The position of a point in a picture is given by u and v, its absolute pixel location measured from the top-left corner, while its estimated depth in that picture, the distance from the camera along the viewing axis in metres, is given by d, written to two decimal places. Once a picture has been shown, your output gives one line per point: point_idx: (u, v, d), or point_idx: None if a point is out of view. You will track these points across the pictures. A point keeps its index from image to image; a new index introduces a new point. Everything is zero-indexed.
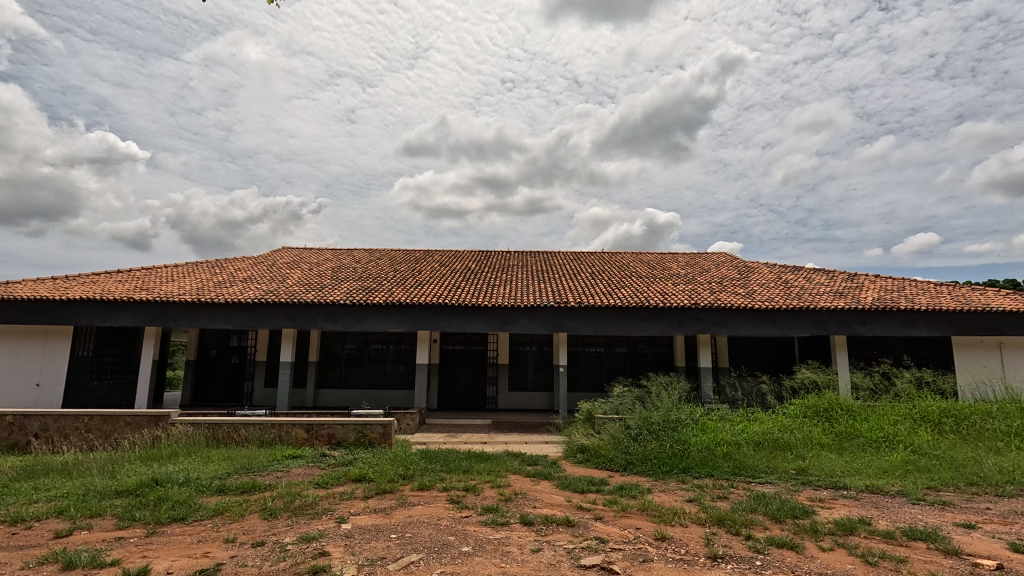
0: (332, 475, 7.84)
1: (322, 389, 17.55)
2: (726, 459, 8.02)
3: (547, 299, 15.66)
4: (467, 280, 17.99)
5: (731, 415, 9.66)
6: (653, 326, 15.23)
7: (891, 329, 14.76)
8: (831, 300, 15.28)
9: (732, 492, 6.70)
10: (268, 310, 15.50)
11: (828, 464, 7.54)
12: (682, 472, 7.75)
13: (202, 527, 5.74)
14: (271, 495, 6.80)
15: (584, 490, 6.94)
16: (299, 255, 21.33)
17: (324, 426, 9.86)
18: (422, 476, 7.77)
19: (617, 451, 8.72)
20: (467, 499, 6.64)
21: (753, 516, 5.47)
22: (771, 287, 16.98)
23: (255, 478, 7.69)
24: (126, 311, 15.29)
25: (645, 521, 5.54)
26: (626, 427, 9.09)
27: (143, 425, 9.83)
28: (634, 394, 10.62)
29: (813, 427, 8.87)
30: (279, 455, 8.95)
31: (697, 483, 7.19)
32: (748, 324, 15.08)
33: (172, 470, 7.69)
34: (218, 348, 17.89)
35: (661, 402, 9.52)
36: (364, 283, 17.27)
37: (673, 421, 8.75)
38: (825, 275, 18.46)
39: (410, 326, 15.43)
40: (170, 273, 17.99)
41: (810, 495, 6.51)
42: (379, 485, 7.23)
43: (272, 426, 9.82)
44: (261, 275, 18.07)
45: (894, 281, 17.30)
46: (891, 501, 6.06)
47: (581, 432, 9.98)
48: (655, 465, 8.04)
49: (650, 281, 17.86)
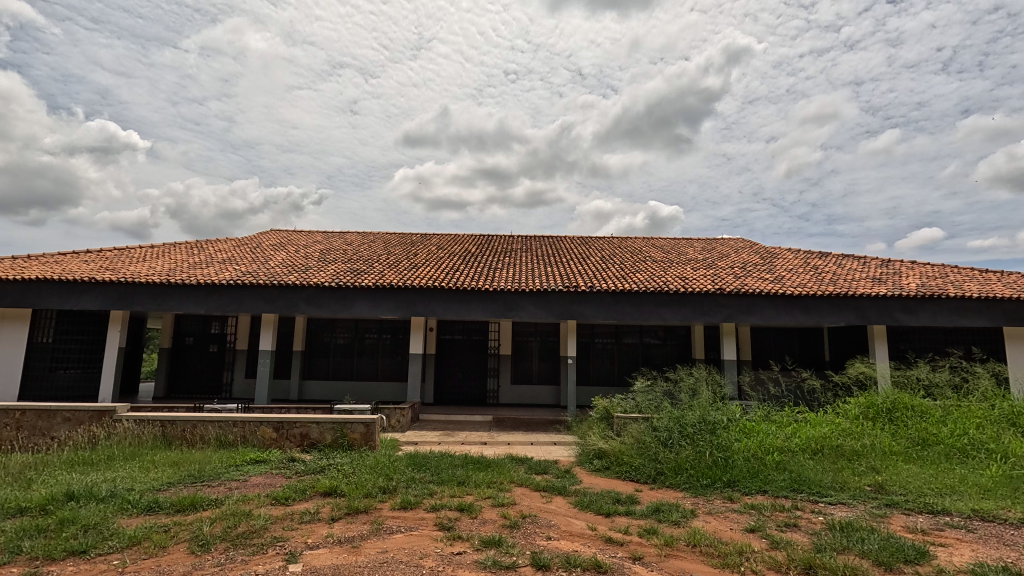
0: (295, 487, 6.35)
1: (307, 381, 16.08)
2: (780, 470, 6.54)
3: (555, 283, 14.13)
4: (467, 263, 16.48)
5: (776, 415, 8.14)
6: (673, 315, 13.71)
7: (939, 318, 13.20)
8: (870, 286, 13.70)
9: (801, 517, 5.25)
10: (245, 294, 14.00)
11: (910, 479, 6.06)
12: (729, 488, 6.27)
13: (103, 567, 4.29)
14: (210, 517, 5.32)
15: (610, 512, 5.44)
16: (286, 237, 19.75)
17: (297, 425, 8.39)
18: (407, 489, 6.30)
19: (644, 459, 7.25)
20: (461, 525, 5.16)
21: (853, 563, 3.98)
22: (801, 272, 15.42)
23: (198, 491, 6.22)
24: (89, 293, 13.81)
25: (704, 567, 4.05)
26: (653, 430, 7.70)
27: (84, 422, 8.38)
28: (660, 389, 9.14)
29: (880, 432, 7.36)
30: (237, 460, 7.48)
31: (752, 503, 5.74)
32: (778, 313, 13.54)
33: (96, 480, 6.19)
34: (195, 335, 16.43)
35: (693, 401, 8.06)
36: (352, 265, 15.76)
37: (711, 423, 7.33)
38: (857, 260, 16.88)
39: (402, 312, 13.93)
40: (143, 253, 16.49)
41: (904, 523, 5.07)
42: (350, 502, 5.75)
43: (235, 424, 8.39)
44: (241, 256, 16.57)
45: (936, 267, 15.75)
46: (1021, 537, 4.60)
47: (597, 434, 8.51)
48: (692, 477, 6.57)
49: (667, 266, 16.32)
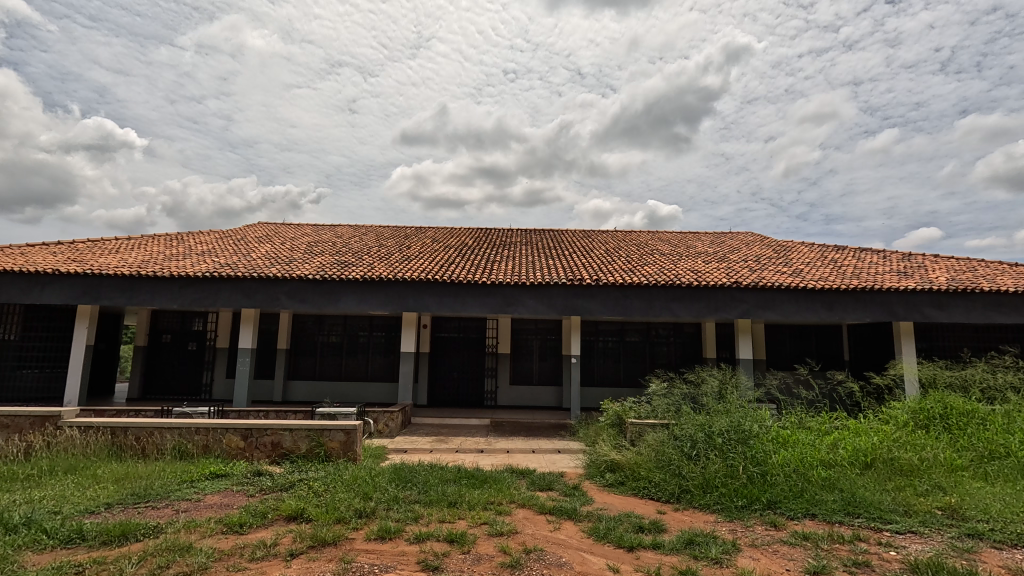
0: (253, 510, 5.33)
1: (292, 381, 15.06)
2: (829, 490, 5.54)
3: (557, 276, 13.12)
4: (463, 256, 15.46)
5: (811, 420, 7.13)
6: (685, 310, 12.72)
7: (973, 314, 12.22)
8: (897, 280, 12.71)
9: (871, 554, 4.30)
10: (223, 287, 12.97)
11: (991, 501, 5.06)
12: (770, 510, 5.29)
13: None
14: (139, 554, 4.29)
15: (634, 545, 4.44)
16: (273, 229, 18.71)
17: (267, 432, 7.39)
18: (388, 512, 5.31)
19: (665, 474, 6.26)
20: (450, 564, 4.14)
21: None
22: (819, 266, 14.43)
23: (136, 515, 5.20)
24: (53, 286, 12.76)
25: None
26: (674, 438, 6.74)
27: (24, 429, 7.36)
28: (679, 392, 8.15)
29: (937, 442, 6.37)
30: (193, 475, 6.45)
31: (804, 532, 4.75)
32: (797, 308, 12.55)
33: (11, 503, 5.14)
34: (173, 332, 15.38)
35: (718, 407, 7.06)
36: (340, 258, 14.72)
37: (742, 432, 6.31)
38: (876, 253, 15.90)
39: (393, 307, 12.92)
40: (118, 244, 15.43)
41: (1002, 562, 4.09)
42: (316, 531, 4.73)
43: (197, 431, 7.37)
44: (222, 248, 15.52)
45: (963, 260, 14.77)
46: None
47: (609, 444, 7.50)
48: (725, 497, 5.58)
49: (676, 259, 15.33)
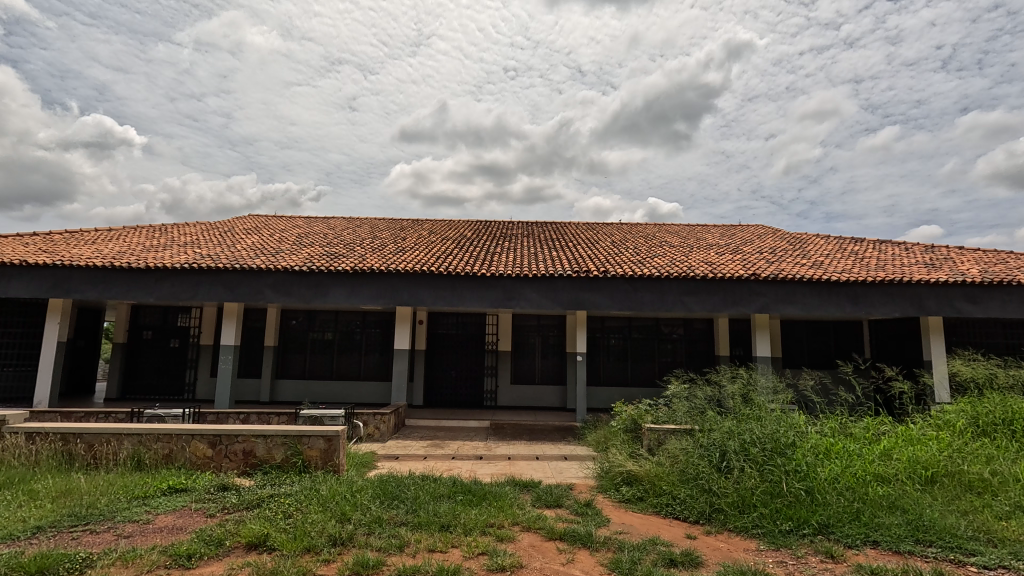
0: (207, 536, 4.46)
1: (280, 380, 14.22)
2: (893, 513, 4.67)
3: (562, 268, 12.25)
4: (461, 248, 14.59)
5: (855, 425, 6.27)
6: (698, 305, 11.85)
7: (1008, 309, 11.36)
8: (926, 272, 11.83)
9: None
10: (204, 280, 12.12)
11: None
12: (822, 536, 4.45)
13: None
14: None
15: None
16: (263, 221, 17.84)
17: (238, 439, 6.54)
18: (369, 539, 4.46)
19: (691, 489, 5.43)
20: None
21: None
22: (839, 258, 13.56)
23: (62, 544, 4.32)
24: (22, 278, 11.90)
25: None
26: (699, 447, 5.88)
27: None
28: (702, 394, 7.28)
29: (1009, 454, 5.49)
30: (146, 490, 5.58)
31: (872, 566, 3.90)
32: (819, 302, 11.69)
33: None
34: (155, 329, 14.53)
35: (749, 411, 6.20)
36: (330, 249, 13.86)
37: (780, 441, 5.44)
38: (897, 245, 15.01)
39: (385, 301, 12.07)
40: (96, 235, 14.56)
41: None
42: (277, 565, 3.87)
43: (159, 438, 6.52)
44: (206, 239, 14.65)
45: (992, 252, 13.88)
46: None
47: (623, 452, 6.65)
48: (767, 519, 4.73)
49: (686, 251, 14.47)
